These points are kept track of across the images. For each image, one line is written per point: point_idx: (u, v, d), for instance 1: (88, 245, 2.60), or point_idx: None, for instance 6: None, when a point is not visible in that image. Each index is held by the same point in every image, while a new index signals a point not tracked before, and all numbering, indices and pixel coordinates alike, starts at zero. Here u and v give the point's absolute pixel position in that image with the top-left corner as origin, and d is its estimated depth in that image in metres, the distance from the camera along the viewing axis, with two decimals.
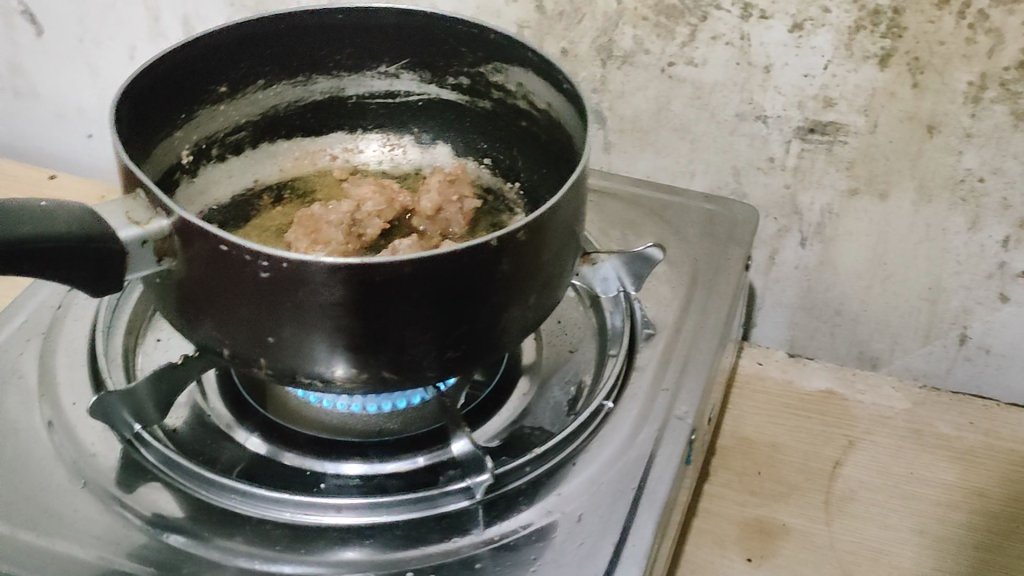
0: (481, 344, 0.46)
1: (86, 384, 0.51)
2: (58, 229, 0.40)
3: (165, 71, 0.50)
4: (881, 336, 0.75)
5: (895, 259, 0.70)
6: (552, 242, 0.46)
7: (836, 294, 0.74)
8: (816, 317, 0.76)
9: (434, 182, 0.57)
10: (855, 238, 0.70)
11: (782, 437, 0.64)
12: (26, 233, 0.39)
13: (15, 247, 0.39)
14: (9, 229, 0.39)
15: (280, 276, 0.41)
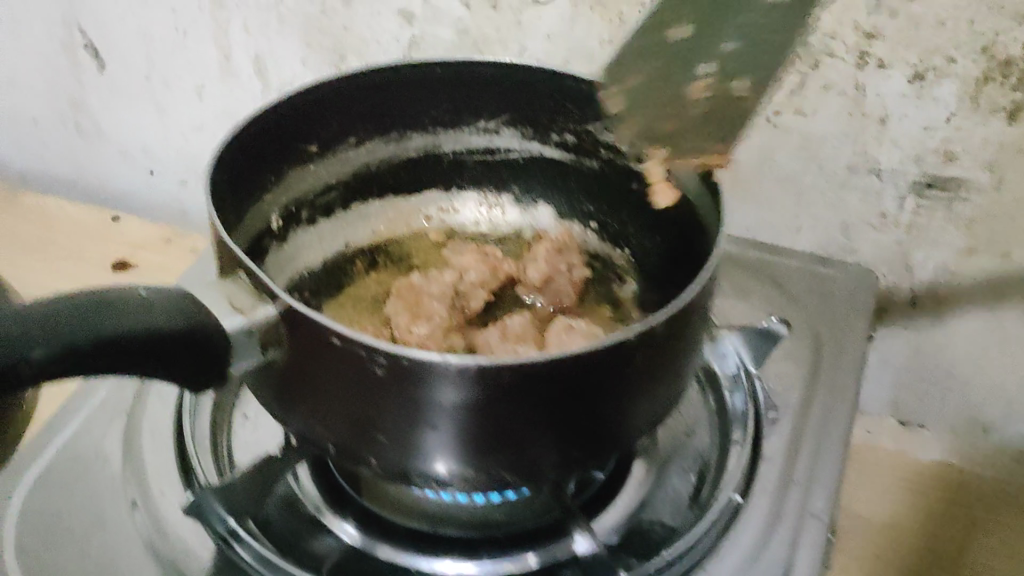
0: (606, 440, 0.42)
1: (174, 469, 0.48)
2: (161, 323, 0.37)
3: (255, 131, 0.46)
4: (994, 398, 0.70)
5: (1016, 321, 0.65)
6: (684, 331, 0.42)
7: (947, 355, 0.70)
8: (924, 378, 0.72)
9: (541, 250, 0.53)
10: (972, 298, 0.66)
11: (900, 515, 0.60)
12: (122, 330, 0.36)
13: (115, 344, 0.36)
14: (104, 325, 0.36)
15: (398, 375, 0.38)
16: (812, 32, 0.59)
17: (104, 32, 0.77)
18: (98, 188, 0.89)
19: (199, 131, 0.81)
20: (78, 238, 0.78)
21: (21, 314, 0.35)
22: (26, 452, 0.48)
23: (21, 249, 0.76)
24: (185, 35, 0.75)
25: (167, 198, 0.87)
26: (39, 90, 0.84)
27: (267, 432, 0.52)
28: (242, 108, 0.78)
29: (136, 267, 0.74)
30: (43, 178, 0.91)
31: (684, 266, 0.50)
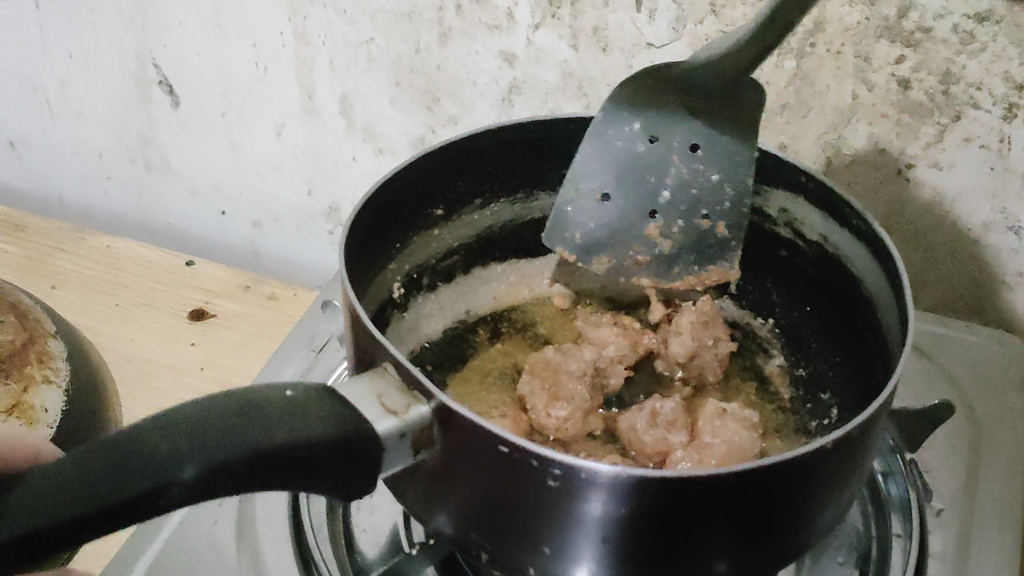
0: (786, 548, 0.38)
1: (293, 561, 0.44)
2: (314, 430, 0.32)
3: (393, 195, 0.46)
4: None
5: None
6: (878, 428, 0.37)
7: None
8: None
9: (687, 324, 0.52)
10: None
11: None
12: (276, 440, 0.31)
13: (267, 458, 0.31)
14: (256, 437, 0.31)
15: (574, 489, 0.33)
16: (956, 82, 0.55)
17: (179, 67, 0.74)
18: (165, 224, 0.86)
19: (277, 169, 0.78)
20: (151, 282, 0.74)
21: (163, 427, 0.31)
22: (136, 540, 0.45)
23: (91, 294, 0.72)
24: (266, 71, 0.72)
25: (239, 236, 0.84)
26: (107, 124, 0.80)
27: (385, 515, 0.47)
28: (323, 146, 0.75)
29: (215, 316, 0.71)
30: (107, 212, 0.88)
31: (840, 337, 0.50)
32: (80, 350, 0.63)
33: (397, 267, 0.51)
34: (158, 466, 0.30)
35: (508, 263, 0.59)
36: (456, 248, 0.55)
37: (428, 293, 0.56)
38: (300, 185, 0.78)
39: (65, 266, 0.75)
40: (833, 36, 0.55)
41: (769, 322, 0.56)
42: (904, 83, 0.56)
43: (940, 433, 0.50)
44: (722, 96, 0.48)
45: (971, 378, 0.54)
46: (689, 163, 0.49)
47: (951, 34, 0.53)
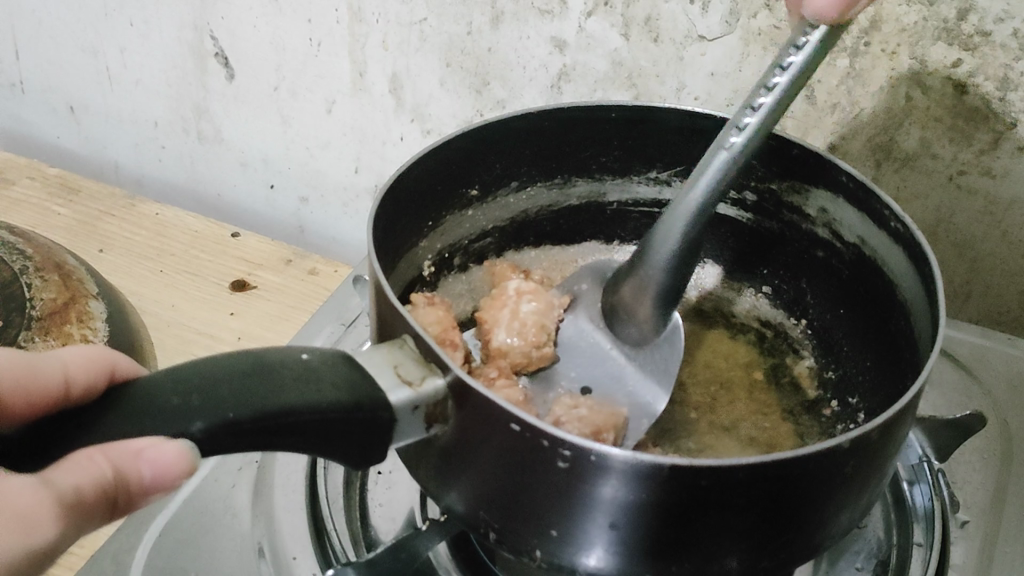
0: (802, 550, 0.36)
1: (306, 529, 0.44)
2: (327, 397, 0.33)
3: (430, 171, 0.46)
4: None
5: None
6: (903, 430, 0.36)
7: None
8: None
9: (529, 315, 0.50)
10: None
11: None
12: (286, 402, 0.32)
13: (275, 418, 0.31)
14: (267, 396, 0.32)
15: (583, 470, 0.32)
16: (1015, 88, 0.53)
17: (235, 39, 0.74)
18: (212, 196, 0.87)
19: (325, 144, 0.78)
20: (194, 251, 0.75)
21: (177, 380, 0.31)
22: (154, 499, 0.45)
23: (136, 259, 0.73)
24: (319, 47, 0.72)
25: (283, 210, 0.84)
26: (163, 93, 0.81)
27: (402, 490, 0.48)
28: (371, 125, 0.75)
29: (256, 288, 0.72)
30: (158, 180, 0.89)
31: (871, 343, 0.49)
32: (120, 311, 0.63)
33: (428, 245, 0.52)
34: (168, 420, 0.30)
35: (541, 250, 0.60)
36: (490, 229, 0.56)
37: (459, 271, 0.57)
38: (347, 162, 0.78)
39: (113, 230, 0.76)
40: (890, 35, 0.54)
41: (803, 323, 0.56)
42: (959, 87, 0.55)
43: (971, 444, 0.49)
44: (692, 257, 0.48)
45: (1008, 391, 0.53)
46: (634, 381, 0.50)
47: (1011, 40, 0.52)
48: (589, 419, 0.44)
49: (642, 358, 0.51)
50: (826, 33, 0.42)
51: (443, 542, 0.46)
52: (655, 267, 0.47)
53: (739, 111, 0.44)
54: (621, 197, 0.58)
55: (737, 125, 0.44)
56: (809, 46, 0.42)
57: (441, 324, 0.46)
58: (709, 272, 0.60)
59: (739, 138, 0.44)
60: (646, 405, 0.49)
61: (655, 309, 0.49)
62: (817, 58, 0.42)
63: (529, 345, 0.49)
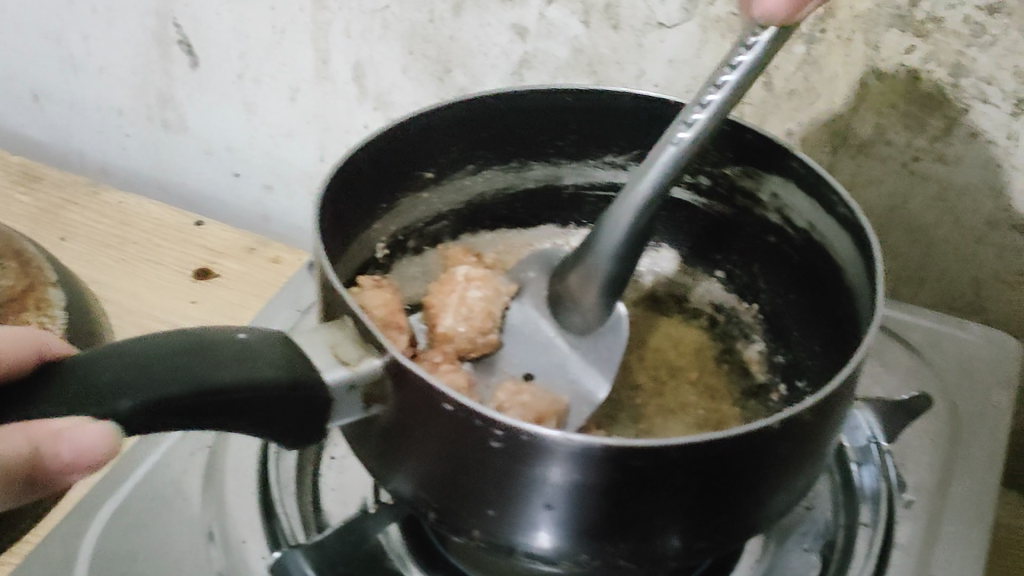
0: (737, 530, 0.37)
1: (258, 513, 0.44)
2: (263, 376, 0.33)
3: (380, 154, 0.46)
4: None
5: None
6: (838, 411, 0.36)
7: None
8: None
9: (476, 304, 0.50)
10: None
11: None
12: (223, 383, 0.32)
13: (208, 396, 0.32)
14: (203, 377, 0.32)
15: (515, 450, 0.32)
16: (966, 75, 0.54)
17: (198, 26, 0.74)
18: (178, 184, 0.87)
19: (290, 133, 0.78)
20: (158, 239, 0.75)
21: (112, 359, 0.31)
22: (105, 481, 0.45)
23: (99, 247, 0.73)
24: (282, 35, 0.72)
25: (249, 199, 0.84)
26: (127, 81, 0.81)
27: (355, 474, 0.48)
28: (335, 112, 0.75)
29: (219, 276, 0.72)
30: (124, 168, 0.89)
31: (820, 326, 0.50)
32: (79, 298, 0.63)
33: (382, 228, 0.52)
34: (100, 398, 0.30)
35: (496, 233, 0.61)
36: (445, 213, 0.57)
37: (413, 253, 0.57)
38: (313, 150, 0.78)
39: (76, 218, 0.76)
40: (844, 22, 0.54)
41: (756, 308, 0.56)
42: (913, 74, 0.55)
43: (920, 425, 0.50)
44: (640, 248, 0.47)
45: (957, 373, 0.53)
46: (577, 367, 0.49)
47: (963, 27, 0.52)
48: (531, 405, 0.45)
49: (586, 346, 0.50)
50: (776, 32, 0.42)
51: (396, 522, 0.46)
52: (601, 257, 0.47)
53: (691, 104, 0.44)
54: (577, 180, 0.58)
55: (688, 117, 0.44)
56: (758, 46, 0.42)
57: (387, 307, 0.47)
58: (665, 256, 0.60)
59: (688, 133, 0.44)
60: (588, 394, 0.49)
61: (599, 300, 0.48)
62: (767, 57, 0.43)
63: (474, 332, 0.50)
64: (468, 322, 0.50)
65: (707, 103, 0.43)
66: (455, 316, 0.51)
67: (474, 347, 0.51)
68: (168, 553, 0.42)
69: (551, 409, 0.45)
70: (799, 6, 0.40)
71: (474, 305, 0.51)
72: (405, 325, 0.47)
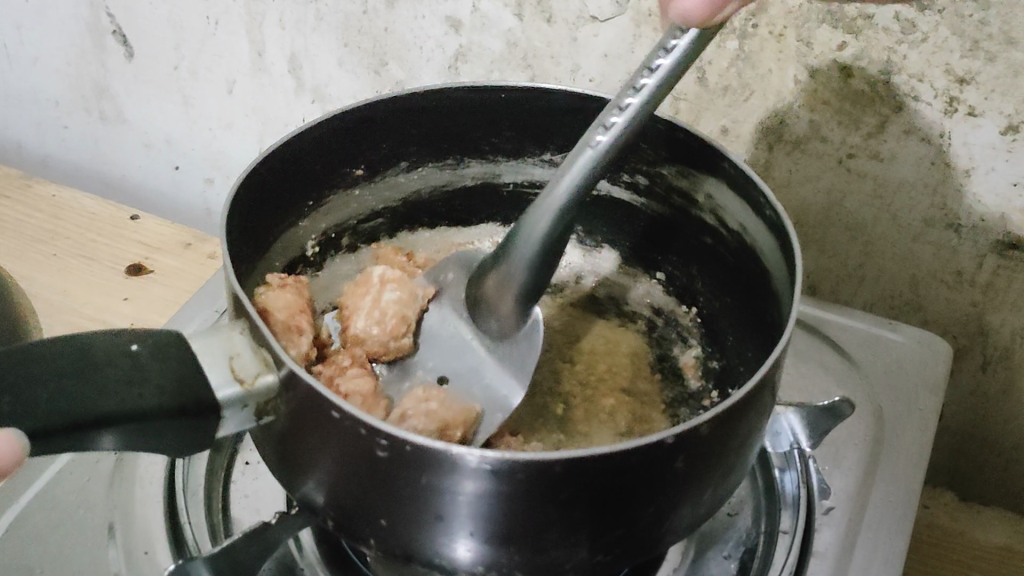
0: (640, 544, 0.37)
1: (162, 523, 0.43)
2: (148, 402, 0.34)
3: (297, 153, 0.46)
4: None
5: None
6: (745, 424, 0.36)
7: (1014, 428, 0.64)
8: (986, 448, 0.66)
9: (389, 306, 0.50)
10: None
11: None
12: (103, 410, 0.33)
13: (86, 424, 0.33)
14: (82, 404, 0.33)
15: (401, 459, 0.33)
16: (897, 72, 0.53)
17: (132, 16, 0.73)
18: (119, 176, 0.86)
19: (229, 125, 0.77)
20: (91, 234, 0.74)
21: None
22: (7, 490, 0.44)
23: (30, 242, 0.72)
24: (217, 26, 0.70)
25: (190, 191, 0.83)
26: (63, 72, 0.80)
27: (269, 481, 0.47)
28: (273, 105, 0.74)
29: (152, 272, 0.71)
30: (64, 161, 0.87)
31: (750, 331, 0.50)
32: (3, 296, 0.62)
33: (309, 225, 0.52)
34: None
35: (434, 231, 0.60)
36: (381, 210, 0.56)
37: (347, 252, 0.57)
38: (252, 143, 0.77)
39: (8, 213, 0.75)
40: (776, 17, 0.53)
41: (693, 310, 0.56)
42: (845, 70, 0.54)
43: (846, 429, 0.49)
44: (558, 250, 0.46)
45: (889, 374, 0.53)
46: (491, 373, 0.49)
47: (892, 23, 0.51)
48: (436, 414, 0.44)
49: (504, 352, 0.50)
50: (695, 37, 0.40)
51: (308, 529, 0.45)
52: (518, 263, 0.46)
53: (608, 109, 0.42)
54: (515, 178, 0.57)
55: (603, 123, 0.42)
56: (677, 50, 0.40)
57: (289, 310, 0.46)
58: (603, 256, 0.61)
59: (605, 137, 0.42)
60: (499, 400, 0.48)
61: (518, 305, 0.48)
62: (686, 62, 0.41)
63: (386, 337, 0.49)
64: (378, 326, 0.49)
65: (624, 109, 0.42)
66: (364, 320, 0.50)
67: (387, 351, 0.50)
68: (67, 563, 0.41)
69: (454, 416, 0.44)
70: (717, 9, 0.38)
71: (387, 307, 0.50)
72: (306, 331, 0.46)
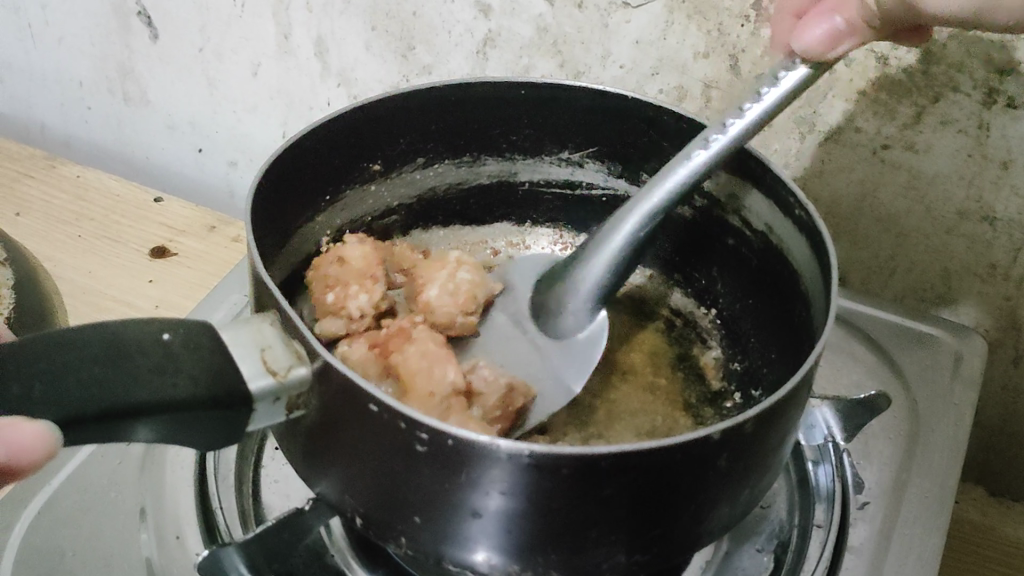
0: (677, 544, 0.37)
1: (192, 508, 0.43)
2: (182, 392, 0.33)
3: (319, 146, 0.45)
4: None
5: None
6: (783, 423, 0.36)
7: None
8: (1016, 443, 0.66)
9: (462, 284, 0.51)
10: None
11: None
12: (137, 398, 0.33)
13: (121, 414, 0.32)
14: (116, 393, 0.32)
15: (442, 453, 0.33)
16: (935, 62, 0.52)
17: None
18: (141, 158, 0.86)
19: (252, 108, 0.76)
20: (115, 216, 0.74)
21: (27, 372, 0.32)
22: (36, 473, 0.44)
23: (54, 223, 0.72)
24: (243, 8, 0.70)
25: (212, 174, 0.83)
26: (86, 53, 0.79)
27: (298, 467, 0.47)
28: (297, 88, 0.73)
29: (177, 255, 0.70)
30: (86, 142, 0.87)
31: (775, 334, 0.49)
32: (29, 277, 0.62)
33: (326, 220, 0.51)
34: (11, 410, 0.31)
35: (448, 230, 0.59)
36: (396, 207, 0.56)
37: None
38: (275, 127, 0.77)
39: (31, 193, 0.75)
40: None
41: (713, 312, 0.55)
42: (882, 60, 0.53)
43: (876, 428, 0.49)
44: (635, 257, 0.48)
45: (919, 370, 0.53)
46: (552, 362, 0.50)
47: None
48: (496, 383, 0.46)
49: (564, 353, 0.50)
50: (809, 72, 0.43)
51: (338, 517, 0.45)
52: (599, 263, 0.47)
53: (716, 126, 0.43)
54: (533, 177, 0.57)
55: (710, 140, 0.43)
56: (790, 81, 0.43)
57: (364, 265, 0.50)
58: None
59: (705, 153, 0.43)
60: (555, 400, 0.49)
61: (590, 307, 0.49)
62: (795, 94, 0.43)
63: (455, 309, 0.50)
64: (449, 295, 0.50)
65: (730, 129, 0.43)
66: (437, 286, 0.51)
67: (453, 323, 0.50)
68: (99, 548, 0.41)
69: (516, 391, 0.46)
70: (836, 43, 0.41)
71: (458, 284, 0.51)
72: (381, 285, 0.50)
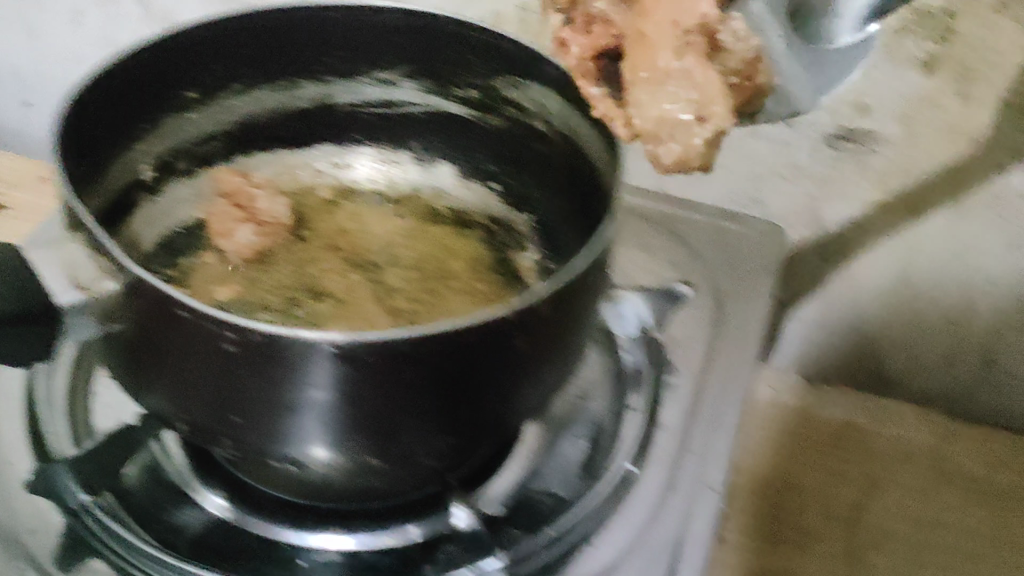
0: (489, 426, 0.40)
1: (23, 437, 0.44)
2: None
3: (128, 77, 0.46)
4: (898, 354, 0.69)
5: (922, 278, 0.64)
6: (578, 305, 0.39)
7: (855, 312, 0.68)
8: (834, 333, 0.70)
9: None
10: (880, 252, 0.64)
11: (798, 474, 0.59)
12: None
13: None
14: None
15: (252, 350, 0.34)
16: None
17: None
18: None
19: (78, 55, 0.75)
20: None
21: None
22: None
23: None
24: None
25: (43, 127, 0.82)
26: None
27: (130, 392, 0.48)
28: (121, 33, 0.72)
29: (7, 207, 0.70)
30: None
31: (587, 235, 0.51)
32: None
33: (144, 149, 0.51)
34: None
35: (271, 152, 0.61)
36: (215, 134, 0.57)
37: (182, 177, 0.57)
38: None
39: None
40: None
41: (525, 214, 0.58)
42: None
43: (683, 314, 0.53)
44: None
45: (722, 259, 0.57)
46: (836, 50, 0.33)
47: None
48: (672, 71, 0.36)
49: (820, 65, 0.34)
50: None
51: (169, 430, 0.46)
52: None
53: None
54: (349, 99, 0.58)
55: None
56: None
57: None
58: (441, 171, 0.62)
59: None
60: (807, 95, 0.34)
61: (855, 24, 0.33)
62: None
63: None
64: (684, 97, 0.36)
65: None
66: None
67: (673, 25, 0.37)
68: None
69: (761, 71, 0.35)
70: None
71: None
72: None
